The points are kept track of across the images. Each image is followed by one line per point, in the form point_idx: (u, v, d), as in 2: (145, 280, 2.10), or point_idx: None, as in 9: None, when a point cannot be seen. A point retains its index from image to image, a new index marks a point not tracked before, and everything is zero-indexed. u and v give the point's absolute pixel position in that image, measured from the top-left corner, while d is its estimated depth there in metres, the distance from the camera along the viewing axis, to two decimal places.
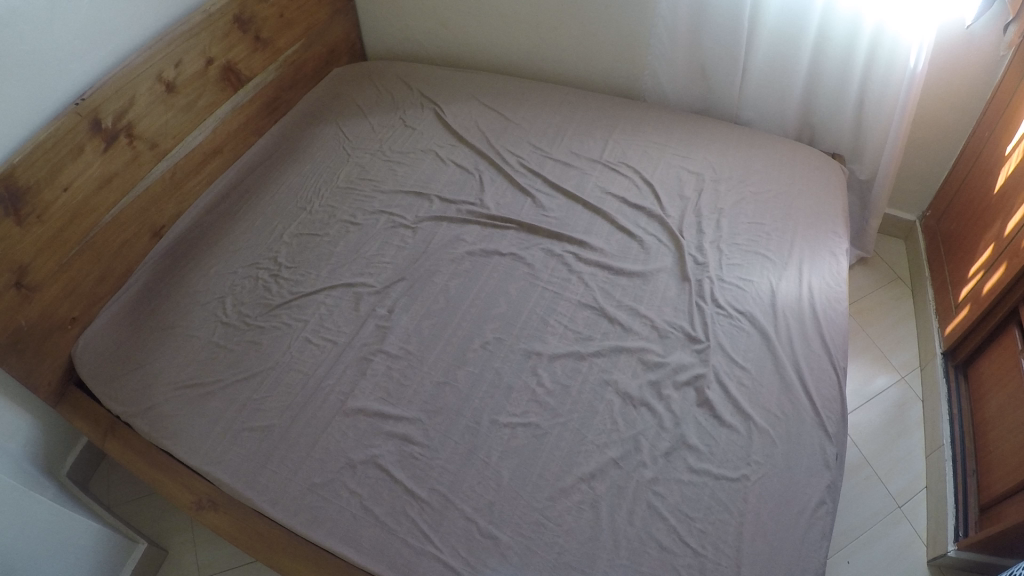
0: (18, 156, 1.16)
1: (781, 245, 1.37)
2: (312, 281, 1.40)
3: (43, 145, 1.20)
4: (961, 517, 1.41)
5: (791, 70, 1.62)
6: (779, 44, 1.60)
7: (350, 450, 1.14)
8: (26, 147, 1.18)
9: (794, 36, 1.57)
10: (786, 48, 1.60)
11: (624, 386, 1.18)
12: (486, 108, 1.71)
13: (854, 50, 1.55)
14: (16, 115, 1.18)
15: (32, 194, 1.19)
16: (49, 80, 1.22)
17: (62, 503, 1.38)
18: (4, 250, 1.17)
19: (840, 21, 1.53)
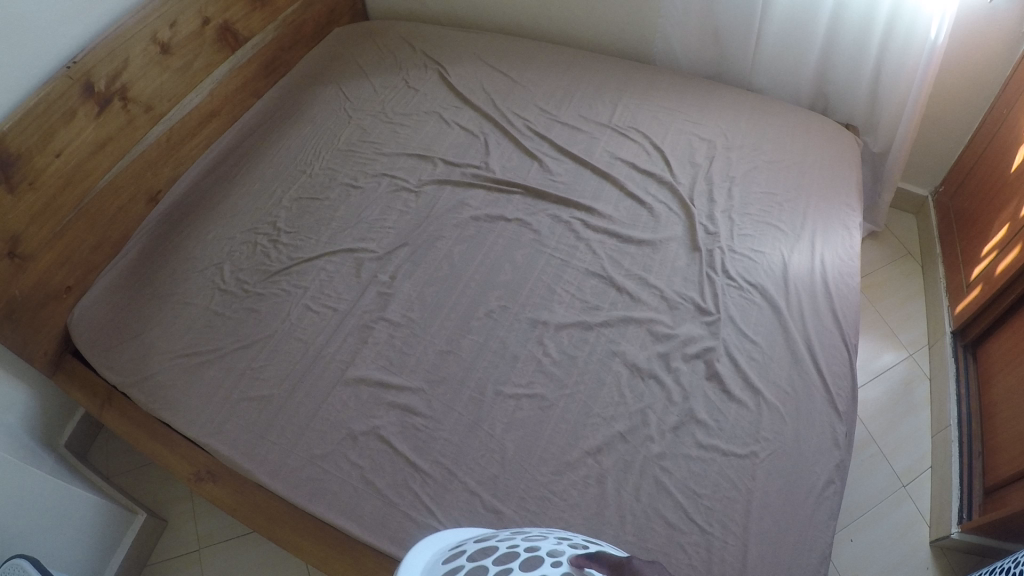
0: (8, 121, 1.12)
1: (794, 216, 1.33)
2: (312, 246, 1.36)
3: (33, 111, 1.16)
4: (966, 500, 1.39)
5: (807, 35, 1.57)
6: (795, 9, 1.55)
7: (350, 420, 1.11)
8: (16, 114, 1.14)
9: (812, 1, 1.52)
10: (803, 14, 1.55)
11: (632, 358, 1.15)
12: (492, 69, 1.66)
13: (873, 19, 1.50)
14: (6, 79, 1.14)
15: (23, 160, 1.16)
16: (40, 43, 1.18)
17: (59, 474, 1.35)
18: None
19: None
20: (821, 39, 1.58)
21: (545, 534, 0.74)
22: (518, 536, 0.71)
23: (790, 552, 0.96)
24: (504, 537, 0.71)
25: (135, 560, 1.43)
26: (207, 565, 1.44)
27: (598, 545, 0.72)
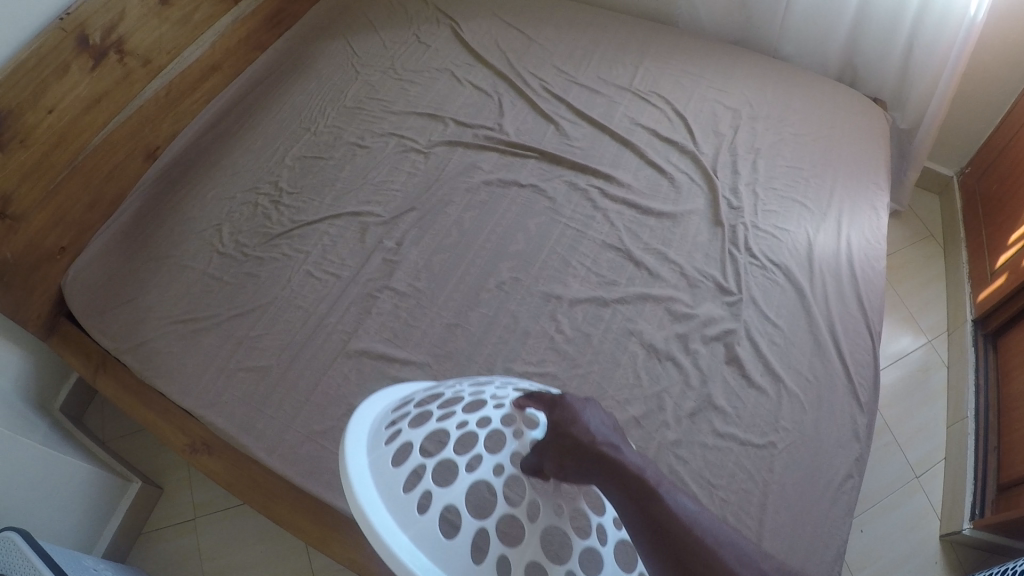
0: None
1: (820, 194, 1.27)
2: (314, 208, 1.29)
3: (25, 65, 1.09)
4: (979, 496, 1.35)
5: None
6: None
7: (353, 396, 1.06)
8: (9, 68, 1.07)
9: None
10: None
11: (649, 338, 1.09)
12: (507, 25, 1.58)
13: None
14: None
15: (14, 117, 1.09)
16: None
17: (51, 442, 1.31)
18: None
19: None
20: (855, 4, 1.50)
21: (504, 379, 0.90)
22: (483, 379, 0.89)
23: (807, 548, 0.91)
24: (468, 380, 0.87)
25: (129, 529, 1.41)
26: (203, 535, 1.41)
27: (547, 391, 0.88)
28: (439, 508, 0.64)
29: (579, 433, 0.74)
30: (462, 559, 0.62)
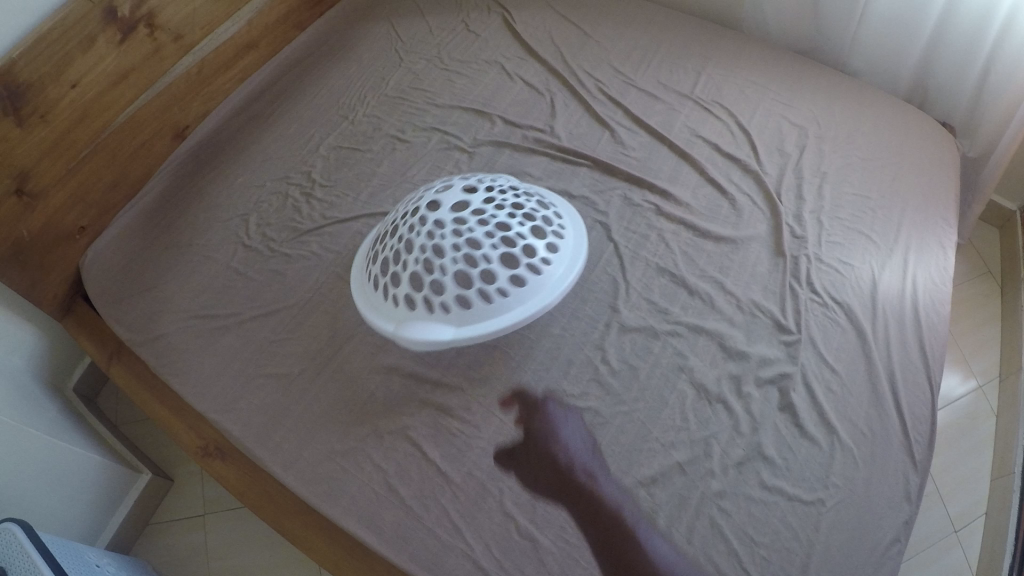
0: (18, 50, 1.04)
1: (888, 225, 1.13)
2: (347, 204, 1.22)
3: (46, 37, 1.07)
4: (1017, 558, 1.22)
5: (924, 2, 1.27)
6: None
7: (379, 416, 0.99)
8: (25, 41, 1.05)
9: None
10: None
11: (701, 377, 1.00)
12: (562, 18, 1.46)
13: (985, 29, 1.24)
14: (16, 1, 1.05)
15: (31, 91, 1.07)
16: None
17: (52, 425, 1.25)
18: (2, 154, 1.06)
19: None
20: (938, 11, 1.28)
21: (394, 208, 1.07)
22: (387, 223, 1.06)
23: None
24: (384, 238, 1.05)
25: (134, 521, 1.35)
26: (213, 533, 1.35)
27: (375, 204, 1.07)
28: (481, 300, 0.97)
29: (564, 467, 0.93)
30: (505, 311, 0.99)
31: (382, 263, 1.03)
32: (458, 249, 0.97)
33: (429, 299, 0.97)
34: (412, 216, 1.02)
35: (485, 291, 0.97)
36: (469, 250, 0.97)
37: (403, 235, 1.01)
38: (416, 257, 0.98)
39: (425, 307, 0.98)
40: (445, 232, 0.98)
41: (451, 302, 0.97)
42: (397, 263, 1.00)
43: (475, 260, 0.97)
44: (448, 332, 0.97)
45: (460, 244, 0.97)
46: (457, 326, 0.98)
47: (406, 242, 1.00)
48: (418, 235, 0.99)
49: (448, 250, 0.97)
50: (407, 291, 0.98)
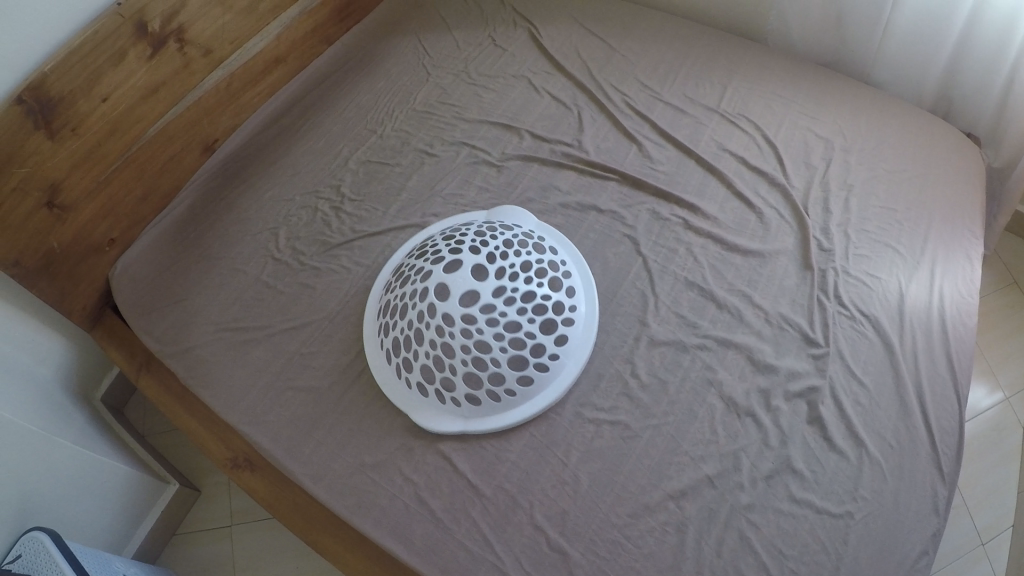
0: (51, 62, 1.05)
1: (915, 237, 1.13)
2: (377, 218, 1.23)
3: (77, 51, 1.08)
4: None
5: (947, 14, 1.26)
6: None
7: (409, 429, 1.00)
8: (57, 54, 1.06)
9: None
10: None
11: (730, 391, 1.00)
12: (588, 33, 1.47)
13: (1010, 42, 1.23)
14: (48, 15, 1.07)
15: (65, 105, 1.09)
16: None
17: (81, 435, 1.26)
18: (33, 166, 1.07)
19: (997, 10, 1.22)
20: (961, 24, 1.27)
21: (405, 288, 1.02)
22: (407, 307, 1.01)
23: None
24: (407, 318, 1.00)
25: (161, 531, 1.36)
26: (239, 544, 1.36)
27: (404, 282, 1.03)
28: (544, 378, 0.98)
29: None
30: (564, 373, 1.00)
31: (419, 369, 0.99)
32: (502, 338, 0.95)
33: (493, 392, 0.96)
34: (432, 318, 0.97)
35: (544, 360, 0.98)
36: (510, 334, 0.96)
37: (430, 339, 0.97)
38: (462, 360, 0.95)
39: (491, 400, 0.97)
40: (480, 327, 0.95)
41: (516, 385, 0.97)
42: (438, 366, 0.97)
43: (519, 339, 0.96)
44: (524, 409, 0.98)
45: (502, 332, 0.95)
46: (528, 398, 0.99)
47: (439, 346, 0.96)
48: (452, 338, 0.95)
49: (492, 343, 0.95)
50: (464, 392, 0.96)
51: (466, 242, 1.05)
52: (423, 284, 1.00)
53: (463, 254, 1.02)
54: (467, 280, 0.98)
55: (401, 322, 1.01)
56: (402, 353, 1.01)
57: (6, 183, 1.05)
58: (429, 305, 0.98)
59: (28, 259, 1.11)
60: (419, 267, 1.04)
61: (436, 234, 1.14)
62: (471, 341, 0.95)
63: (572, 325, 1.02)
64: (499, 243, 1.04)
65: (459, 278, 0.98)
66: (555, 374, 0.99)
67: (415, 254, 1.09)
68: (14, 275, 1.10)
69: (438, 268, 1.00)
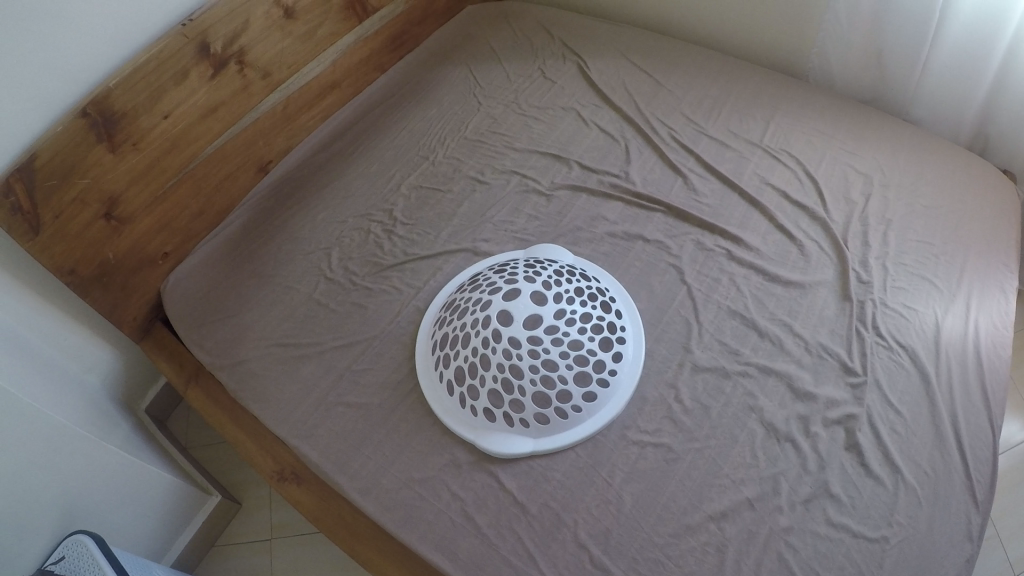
0: (116, 78, 1.10)
1: (951, 270, 1.15)
2: (428, 242, 1.27)
3: (142, 69, 1.13)
4: None
5: (984, 52, 1.28)
6: (974, 21, 1.27)
7: (456, 447, 1.03)
8: (122, 72, 1.11)
9: (995, 12, 1.23)
10: (987, 22, 1.25)
11: (770, 417, 1.03)
12: (635, 68, 1.51)
13: None
14: (113, 34, 1.12)
15: (127, 119, 1.14)
16: (151, 5, 1.16)
17: (130, 442, 1.30)
18: (94, 178, 1.12)
19: None
20: (998, 63, 1.30)
21: (463, 320, 1.07)
22: (468, 337, 1.05)
23: None
24: (471, 346, 1.03)
25: (202, 541, 1.39)
26: (278, 558, 1.38)
27: (462, 316, 1.07)
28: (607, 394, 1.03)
29: None
30: (623, 387, 1.05)
31: (486, 394, 1.02)
32: (566, 356, 1.01)
33: (561, 409, 1.00)
34: (498, 342, 1.01)
35: (605, 375, 1.03)
36: (574, 351, 1.02)
37: (498, 363, 1.00)
38: (531, 380, 0.99)
39: (559, 418, 1.00)
40: (546, 346, 1.00)
41: (581, 401, 1.01)
42: (506, 389, 1.01)
43: (583, 356, 1.02)
44: (591, 423, 1.02)
45: (567, 350, 1.01)
46: (592, 415, 1.02)
47: (507, 368, 1.00)
48: (520, 359, 0.99)
49: (558, 361, 1.00)
50: (534, 411, 1.00)
51: (520, 273, 1.11)
52: (485, 312, 1.05)
53: (519, 284, 1.07)
54: (528, 305, 1.04)
55: (462, 351, 1.05)
56: (466, 381, 1.04)
57: (67, 193, 1.10)
58: (493, 330, 1.02)
59: (84, 268, 1.16)
60: (475, 298, 1.08)
61: (480, 270, 1.18)
62: (541, 361, 1.00)
63: (624, 343, 1.08)
64: (550, 274, 1.11)
65: (520, 304, 1.04)
66: (616, 388, 1.04)
67: (467, 287, 1.13)
68: (70, 283, 1.15)
69: (497, 297, 1.05)
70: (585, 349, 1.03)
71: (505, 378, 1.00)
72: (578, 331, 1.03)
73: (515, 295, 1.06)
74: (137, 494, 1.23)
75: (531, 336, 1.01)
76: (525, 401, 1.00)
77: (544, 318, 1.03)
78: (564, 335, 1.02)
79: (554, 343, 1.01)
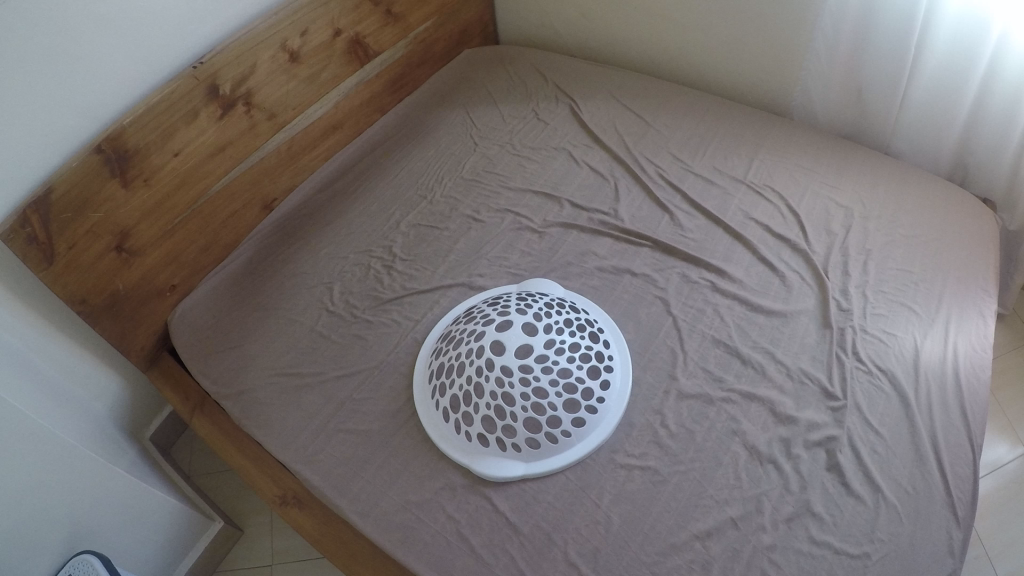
0: (130, 117, 1.17)
1: (930, 297, 1.20)
2: (426, 277, 1.33)
3: (154, 109, 1.19)
4: None
5: (960, 85, 1.34)
6: (948, 55, 1.33)
7: (452, 471, 1.08)
8: (135, 112, 1.17)
9: (968, 46, 1.29)
10: (961, 56, 1.31)
11: (753, 440, 1.07)
12: (625, 109, 1.57)
13: (1016, 115, 1.32)
14: (126, 76, 1.18)
15: (139, 156, 1.20)
16: (165, 49, 1.22)
17: (137, 468, 1.35)
18: (107, 212, 1.18)
19: (1003, 87, 1.31)
20: (972, 95, 1.35)
21: (459, 351, 1.12)
22: (463, 366, 1.10)
23: None
24: (466, 376, 1.09)
25: (205, 565, 1.41)
26: None
27: (457, 347, 1.13)
28: (596, 422, 1.08)
29: None
30: (610, 414, 1.09)
31: (480, 420, 1.07)
32: (556, 384, 1.06)
33: (551, 435, 1.05)
34: (491, 370, 1.06)
35: (593, 402, 1.08)
36: (563, 379, 1.07)
37: (491, 391, 1.06)
38: (522, 406, 1.04)
39: (549, 443, 1.05)
40: (537, 375, 1.05)
41: (571, 426, 1.06)
42: (499, 415, 1.05)
43: (572, 384, 1.07)
44: (580, 447, 1.07)
45: (556, 378, 1.06)
46: (580, 440, 1.07)
47: (499, 396, 1.05)
48: (512, 387, 1.04)
49: (548, 389, 1.05)
50: (525, 436, 1.04)
51: (512, 306, 1.16)
52: (478, 342, 1.10)
53: (511, 316, 1.13)
54: (519, 335, 1.09)
55: (456, 380, 1.10)
56: (460, 409, 1.09)
57: (80, 225, 1.15)
58: (486, 360, 1.07)
59: (95, 298, 1.22)
60: (470, 330, 1.14)
61: (475, 303, 1.23)
62: (532, 389, 1.04)
63: (612, 371, 1.13)
64: (541, 306, 1.16)
65: (512, 334, 1.09)
66: (603, 415, 1.09)
67: (462, 320, 1.18)
68: (81, 312, 1.20)
69: (491, 328, 1.11)
70: (573, 377, 1.07)
71: (497, 405, 1.05)
72: (567, 360, 1.08)
73: (508, 327, 1.11)
74: (145, 521, 1.27)
75: (522, 366, 1.06)
76: (516, 428, 1.05)
77: (534, 347, 1.08)
78: (554, 364, 1.07)
79: (543, 372, 1.06)
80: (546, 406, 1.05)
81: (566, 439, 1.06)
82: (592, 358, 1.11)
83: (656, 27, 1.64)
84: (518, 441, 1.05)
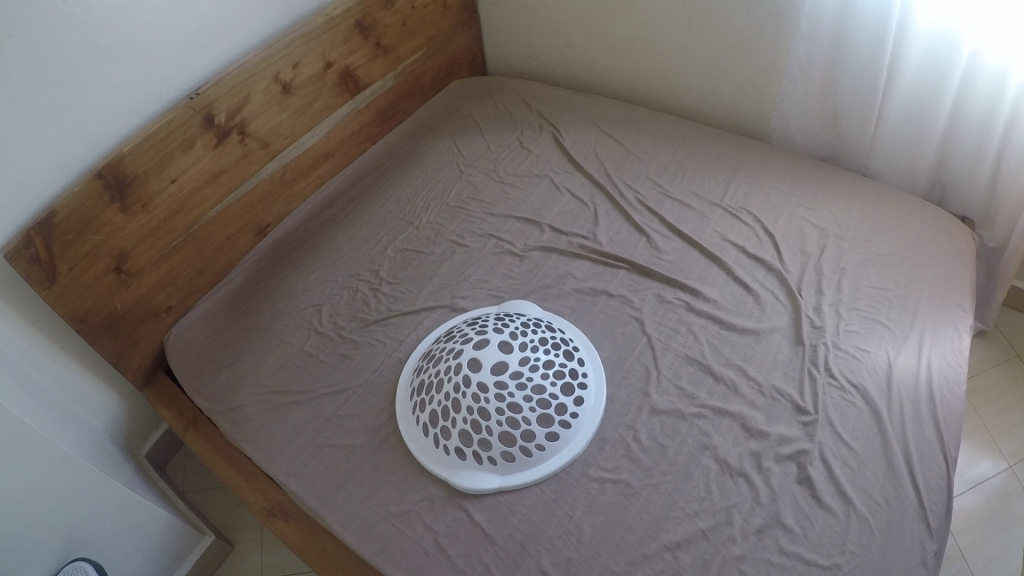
0: (128, 145, 1.23)
1: (904, 314, 1.23)
2: (411, 299, 1.37)
3: (153, 138, 1.25)
4: None
5: (934, 105, 1.37)
6: (922, 76, 1.36)
7: (433, 484, 1.12)
8: (134, 140, 1.23)
9: (941, 66, 1.32)
10: (933, 76, 1.34)
11: (723, 453, 1.11)
12: (607, 136, 1.62)
13: (990, 130, 1.35)
14: (124, 105, 1.24)
15: (139, 182, 1.26)
16: (163, 81, 1.28)
17: (134, 484, 1.39)
18: (107, 234, 1.24)
19: (975, 102, 1.34)
20: (946, 115, 1.39)
21: (438, 368, 1.16)
22: (443, 383, 1.14)
23: None
24: (444, 392, 1.13)
25: None
26: None
27: (437, 365, 1.17)
28: (569, 437, 1.12)
29: None
30: (583, 429, 1.13)
31: (458, 434, 1.11)
32: (530, 400, 1.10)
33: (526, 448, 1.09)
34: (468, 387, 1.11)
35: (567, 417, 1.12)
36: (537, 395, 1.11)
37: (468, 406, 1.10)
38: (498, 420, 1.09)
39: (524, 456, 1.09)
40: (511, 390, 1.10)
41: (545, 440, 1.10)
42: (475, 430, 1.10)
43: (546, 400, 1.12)
44: (554, 461, 1.11)
45: (530, 394, 1.11)
46: (555, 454, 1.11)
47: (476, 411, 1.10)
48: (488, 402, 1.09)
49: (522, 405, 1.10)
50: (501, 450, 1.09)
51: (489, 326, 1.20)
52: (457, 360, 1.14)
53: (489, 335, 1.17)
54: (496, 353, 1.14)
55: (436, 396, 1.14)
56: (439, 423, 1.13)
57: (81, 247, 1.21)
58: (463, 376, 1.12)
59: (94, 317, 1.27)
60: (449, 348, 1.18)
61: (457, 324, 1.28)
62: (507, 404, 1.09)
63: (586, 388, 1.17)
64: (517, 325, 1.21)
65: (489, 352, 1.14)
66: (577, 430, 1.13)
67: (444, 339, 1.23)
68: (80, 330, 1.26)
69: (469, 347, 1.15)
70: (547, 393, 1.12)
71: (473, 420, 1.10)
72: (540, 376, 1.13)
73: (485, 346, 1.15)
74: (138, 534, 1.32)
75: (496, 382, 1.10)
76: (492, 441, 1.09)
77: (509, 365, 1.12)
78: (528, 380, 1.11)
79: (517, 387, 1.10)
80: (520, 421, 1.09)
81: (540, 453, 1.10)
82: (566, 376, 1.16)
83: (637, 57, 1.69)
84: (494, 454, 1.09)
